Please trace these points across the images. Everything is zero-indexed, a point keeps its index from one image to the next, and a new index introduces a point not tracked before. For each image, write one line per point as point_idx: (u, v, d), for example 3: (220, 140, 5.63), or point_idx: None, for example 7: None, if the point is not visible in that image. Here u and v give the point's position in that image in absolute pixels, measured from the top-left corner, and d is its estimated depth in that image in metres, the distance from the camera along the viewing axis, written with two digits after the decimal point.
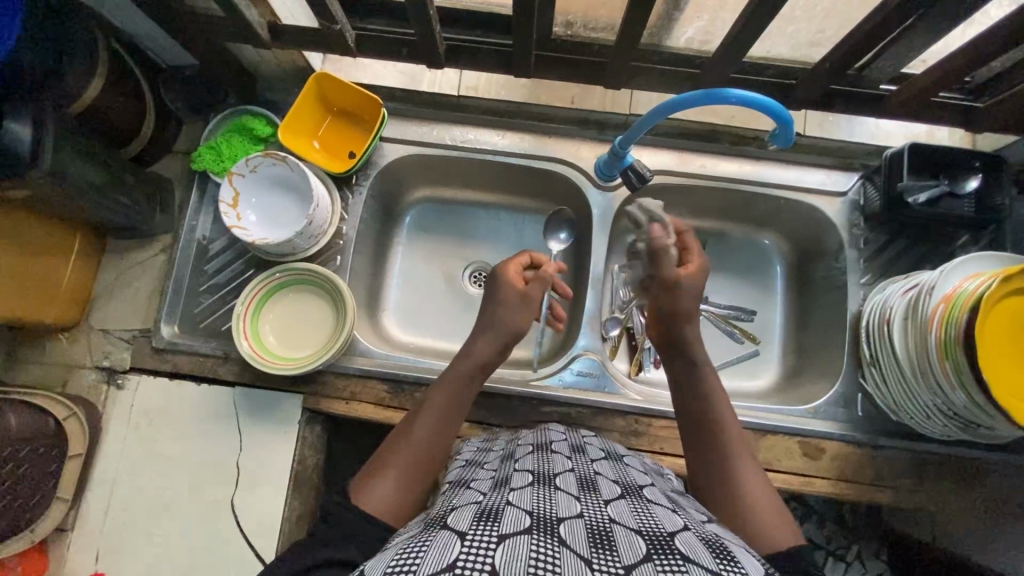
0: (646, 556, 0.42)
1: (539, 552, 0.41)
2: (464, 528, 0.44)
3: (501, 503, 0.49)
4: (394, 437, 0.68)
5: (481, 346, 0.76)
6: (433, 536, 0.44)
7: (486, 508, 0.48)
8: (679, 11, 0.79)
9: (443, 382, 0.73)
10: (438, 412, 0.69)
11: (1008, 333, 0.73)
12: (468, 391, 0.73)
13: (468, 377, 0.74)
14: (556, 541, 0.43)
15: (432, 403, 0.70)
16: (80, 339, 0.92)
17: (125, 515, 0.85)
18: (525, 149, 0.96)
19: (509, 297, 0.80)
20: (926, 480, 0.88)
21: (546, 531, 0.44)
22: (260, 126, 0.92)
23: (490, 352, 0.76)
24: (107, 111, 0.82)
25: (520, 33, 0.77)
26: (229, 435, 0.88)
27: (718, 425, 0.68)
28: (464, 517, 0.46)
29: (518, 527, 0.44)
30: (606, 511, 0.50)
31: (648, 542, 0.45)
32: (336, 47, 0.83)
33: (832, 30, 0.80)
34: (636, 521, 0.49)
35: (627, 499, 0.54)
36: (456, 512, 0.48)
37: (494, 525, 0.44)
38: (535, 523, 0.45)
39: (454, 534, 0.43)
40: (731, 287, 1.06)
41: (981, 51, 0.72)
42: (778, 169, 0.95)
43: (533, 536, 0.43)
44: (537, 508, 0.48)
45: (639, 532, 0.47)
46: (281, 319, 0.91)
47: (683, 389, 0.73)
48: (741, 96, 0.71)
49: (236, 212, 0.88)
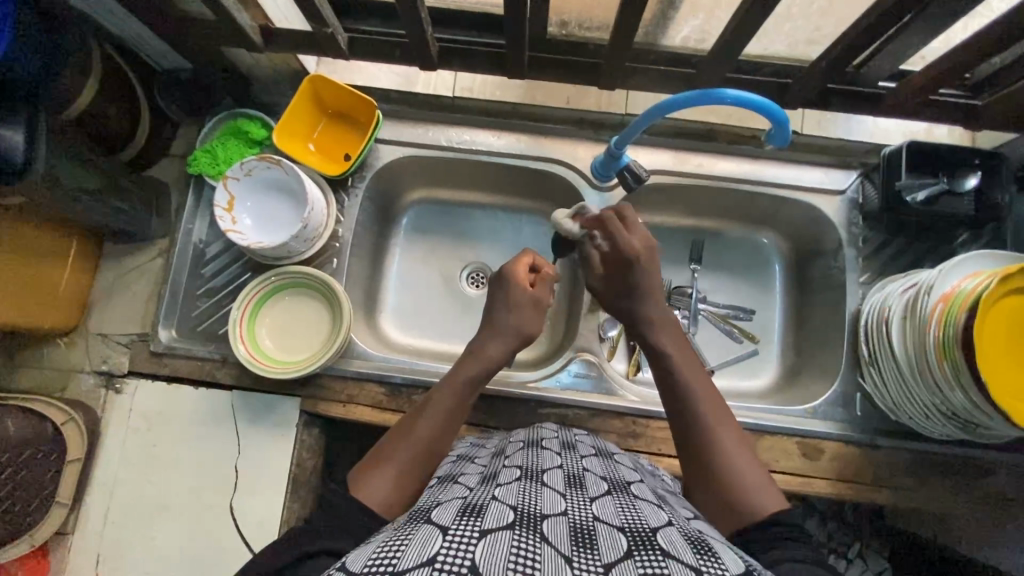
0: (627, 553, 0.43)
1: (520, 547, 0.41)
2: (447, 523, 0.44)
3: (486, 498, 0.49)
4: (396, 430, 0.69)
5: (492, 347, 0.76)
6: (415, 529, 0.44)
7: (470, 503, 0.48)
8: (674, 10, 0.78)
9: (448, 380, 0.73)
10: (446, 409, 0.70)
11: (1003, 329, 0.72)
12: (470, 392, 0.73)
13: (475, 377, 0.74)
14: (538, 537, 0.43)
15: (438, 399, 0.71)
16: (78, 344, 0.92)
17: (124, 518, 0.86)
18: (521, 150, 0.96)
19: (519, 298, 0.79)
20: (926, 480, 0.88)
21: (529, 527, 0.44)
22: (255, 129, 0.92)
23: (500, 355, 0.76)
24: (102, 116, 0.82)
25: (514, 33, 0.76)
26: (227, 439, 0.88)
27: (693, 398, 0.68)
28: (447, 512, 0.46)
29: (501, 523, 0.44)
30: (590, 507, 0.51)
31: (631, 539, 0.45)
32: (330, 50, 0.82)
33: (829, 27, 0.79)
34: (620, 518, 0.49)
35: (613, 496, 0.54)
36: (440, 507, 0.48)
37: (477, 520, 0.44)
38: (517, 518, 0.45)
39: (435, 528, 0.43)
40: (730, 286, 1.05)
41: (978, 48, 0.71)
42: (777, 168, 0.95)
43: (515, 532, 0.43)
44: (522, 504, 0.48)
45: (622, 528, 0.47)
46: (278, 322, 0.91)
47: (659, 363, 0.73)
48: (736, 97, 0.70)
49: (231, 216, 0.88)
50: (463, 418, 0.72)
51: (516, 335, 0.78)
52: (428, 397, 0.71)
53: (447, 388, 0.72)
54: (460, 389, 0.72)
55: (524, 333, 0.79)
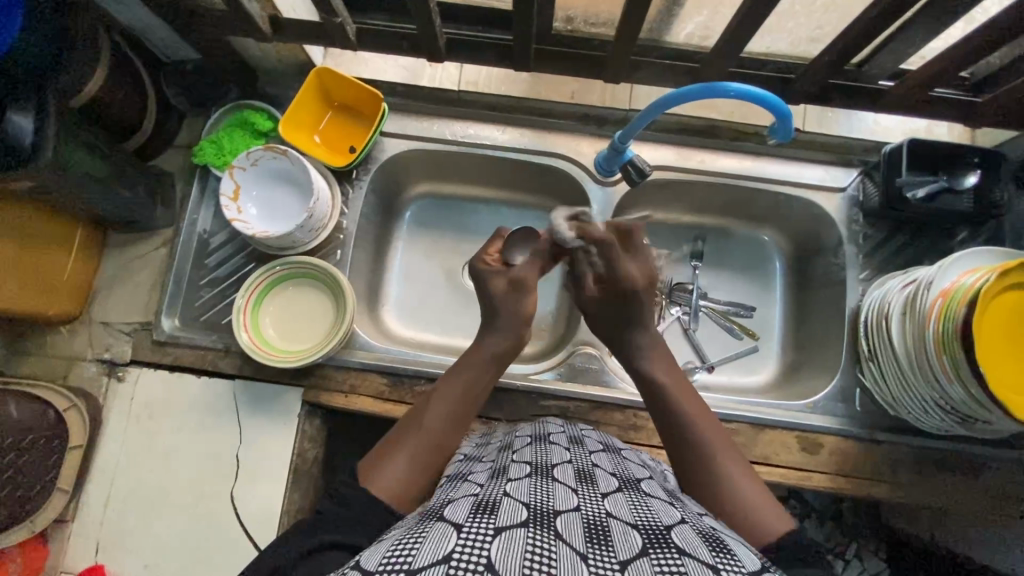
0: (642, 550, 0.43)
1: (535, 544, 0.41)
2: (461, 520, 0.44)
3: (498, 495, 0.50)
4: (405, 425, 0.69)
5: (491, 340, 0.77)
6: (429, 527, 0.44)
7: (483, 500, 0.49)
8: (678, 7, 0.79)
9: (453, 374, 0.74)
10: (453, 398, 0.71)
11: (1007, 332, 0.73)
12: (481, 383, 0.74)
13: (479, 368, 0.75)
14: (553, 535, 0.43)
15: (445, 389, 0.72)
16: (81, 332, 0.92)
17: (125, 507, 0.85)
18: (525, 144, 0.97)
19: (497, 287, 0.80)
20: (926, 476, 0.88)
21: (543, 524, 0.44)
22: (260, 120, 0.93)
23: (500, 346, 0.77)
24: (109, 105, 0.82)
25: (521, 26, 0.77)
26: (229, 428, 0.88)
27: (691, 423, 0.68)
28: (461, 509, 0.47)
29: (515, 520, 0.44)
30: (603, 503, 0.51)
31: (645, 537, 0.45)
32: (339, 40, 0.83)
33: (831, 25, 0.80)
34: (633, 515, 0.49)
35: (624, 492, 0.55)
36: (453, 505, 0.49)
37: (491, 518, 0.44)
38: (532, 515, 0.45)
39: (450, 526, 0.43)
40: (732, 282, 1.06)
41: (978, 45, 0.72)
42: (777, 164, 0.96)
43: (530, 529, 0.43)
44: (535, 501, 0.48)
45: (636, 526, 0.47)
46: (282, 312, 0.91)
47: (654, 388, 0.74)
48: (740, 90, 0.71)
49: (237, 205, 0.88)
50: (474, 407, 0.73)
51: (515, 325, 0.79)
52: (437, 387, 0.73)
53: (452, 379, 0.73)
54: (467, 379, 0.73)
55: (521, 319, 0.79)
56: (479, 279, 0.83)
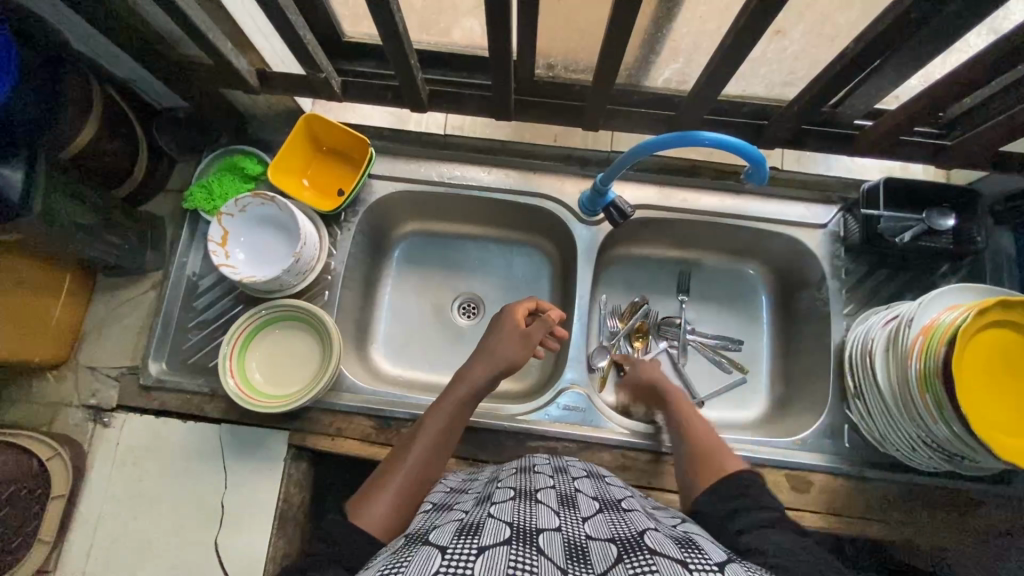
0: (617, 559, 0.44)
1: (518, 560, 0.41)
2: (445, 543, 0.44)
3: (482, 517, 0.50)
4: (390, 460, 0.72)
5: (476, 371, 0.80)
6: (414, 551, 0.44)
7: (467, 523, 0.49)
8: (655, 54, 0.82)
9: (437, 409, 0.77)
10: (435, 433, 0.74)
11: (986, 359, 0.73)
12: (461, 415, 0.78)
13: (463, 401, 0.78)
14: (535, 550, 0.44)
15: (429, 423, 0.75)
16: (68, 377, 0.92)
17: (106, 558, 0.84)
18: (510, 184, 0.98)
19: (508, 332, 0.84)
20: (917, 512, 0.87)
21: (526, 540, 0.44)
22: (251, 165, 0.95)
23: (485, 377, 0.80)
24: (100, 154, 0.84)
25: (500, 74, 0.79)
26: (215, 474, 0.87)
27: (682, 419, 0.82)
28: (445, 533, 0.47)
29: (498, 539, 0.44)
30: (583, 525, 0.51)
31: (621, 547, 0.46)
32: (324, 92, 0.86)
33: (803, 70, 0.82)
34: (611, 531, 0.50)
35: (604, 513, 0.55)
36: (439, 529, 0.49)
37: (475, 538, 0.44)
38: (514, 533, 0.45)
39: (434, 549, 0.43)
40: (718, 318, 1.07)
41: (945, 92, 0.74)
42: (758, 202, 0.97)
43: (512, 546, 0.43)
44: (518, 520, 0.48)
45: (613, 540, 0.47)
46: (268, 355, 0.91)
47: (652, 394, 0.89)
48: (714, 138, 0.72)
49: (225, 250, 0.89)
50: (455, 438, 0.76)
51: (503, 364, 0.82)
52: (421, 421, 0.76)
53: (436, 414, 0.76)
54: (452, 409, 0.77)
55: (510, 365, 0.82)
56: (495, 323, 0.87)
